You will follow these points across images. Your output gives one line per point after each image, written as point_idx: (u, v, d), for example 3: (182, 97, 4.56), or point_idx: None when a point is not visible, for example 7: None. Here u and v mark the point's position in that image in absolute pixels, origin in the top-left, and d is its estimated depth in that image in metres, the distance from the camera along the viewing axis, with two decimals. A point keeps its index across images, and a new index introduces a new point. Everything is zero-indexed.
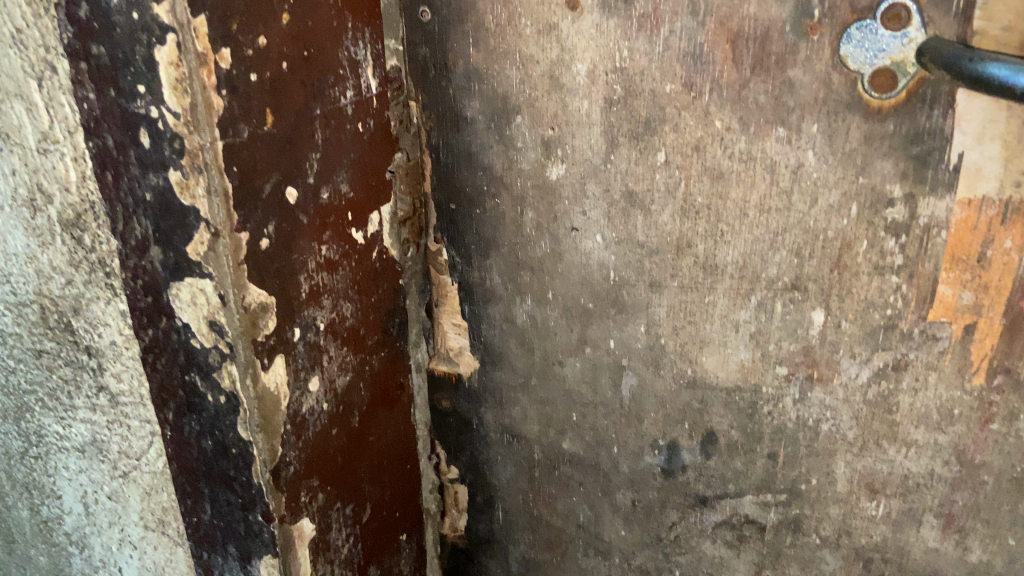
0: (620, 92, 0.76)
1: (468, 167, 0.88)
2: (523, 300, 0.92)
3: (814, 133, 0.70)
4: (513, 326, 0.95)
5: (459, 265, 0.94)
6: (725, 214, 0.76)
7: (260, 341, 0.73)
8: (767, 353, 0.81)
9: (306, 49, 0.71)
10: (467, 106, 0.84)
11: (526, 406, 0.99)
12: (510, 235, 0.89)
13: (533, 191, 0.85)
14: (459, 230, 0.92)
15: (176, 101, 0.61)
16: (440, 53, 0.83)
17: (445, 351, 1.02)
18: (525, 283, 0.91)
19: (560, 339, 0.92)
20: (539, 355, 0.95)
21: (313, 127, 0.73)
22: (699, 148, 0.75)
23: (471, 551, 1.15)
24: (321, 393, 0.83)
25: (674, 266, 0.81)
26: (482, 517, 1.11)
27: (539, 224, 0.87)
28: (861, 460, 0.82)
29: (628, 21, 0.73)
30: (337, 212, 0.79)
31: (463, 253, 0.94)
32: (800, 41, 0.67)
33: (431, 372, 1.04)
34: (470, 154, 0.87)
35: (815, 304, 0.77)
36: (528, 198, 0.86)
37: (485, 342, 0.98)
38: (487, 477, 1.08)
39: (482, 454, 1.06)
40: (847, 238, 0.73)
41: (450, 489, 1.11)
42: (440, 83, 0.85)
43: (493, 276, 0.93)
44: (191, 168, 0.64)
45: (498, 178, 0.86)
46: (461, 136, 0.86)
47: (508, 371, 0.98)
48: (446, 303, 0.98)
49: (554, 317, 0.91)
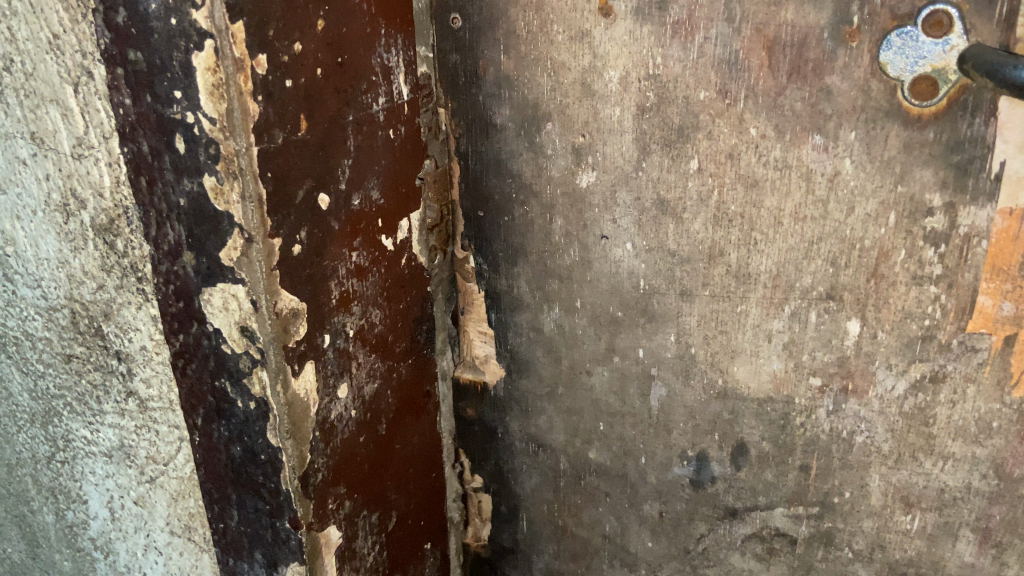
0: (653, 100, 0.75)
1: (497, 175, 0.87)
2: (551, 308, 0.92)
3: (852, 141, 0.69)
4: (540, 335, 0.94)
5: (486, 273, 0.94)
6: (759, 222, 0.75)
7: (291, 347, 0.72)
8: (800, 363, 0.80)
9: (340, 55, 0.71)
10: (497, 113, 0.84)
11: (552, 415, 0.99)
12: (539, 243, 0.89)
13: (562, 199, 0.85)
14: (487, 238, 0.92)
15: (212, 106, 0.62)
16: (471, 60, 0.83)
17: (471, 359, 1.01)
18: (553, 291, 0.91)
19: (588, 348, 0.92)
20: (566, 363, 0.94)
21: (345, 134, 0.73)
22: (733, 156, 0.74)
23: (495, 561, 1.14)
24: (350, 400, 0.82)
25: (706, 275, 0.80)
26: (505, 527, 1.10)
27: (568, 232, 0.86)
28: (895, 473, 0.80)
29: (662, 28, 0.72)
30: (368, 219, 0.79)
31: (490, 261, 0.93)
32: (839, 48, 0.67)
33: (456, 381, 1.03)
34: (500, 162, 0.86)
35: (850, 314, 0.75)
36: (557, 206, 0.85)
37: (512, 350, 0.97)
38: (511, 486, 1.07)
39: (506, 463, 1.06)
40: (884, 247, 0.72)
41: (473, 498, 1.11)
42: (470, 90, 0.84)
43: (521, 284, 0.92)
44: (226, 174, 0.64)
45: (528, 186, 0.86)
46: (490, 143, 0.86)
47: (534, 379, 0.98)
48: (473, 311, 0.98)
49: (582, 326, 0.91)
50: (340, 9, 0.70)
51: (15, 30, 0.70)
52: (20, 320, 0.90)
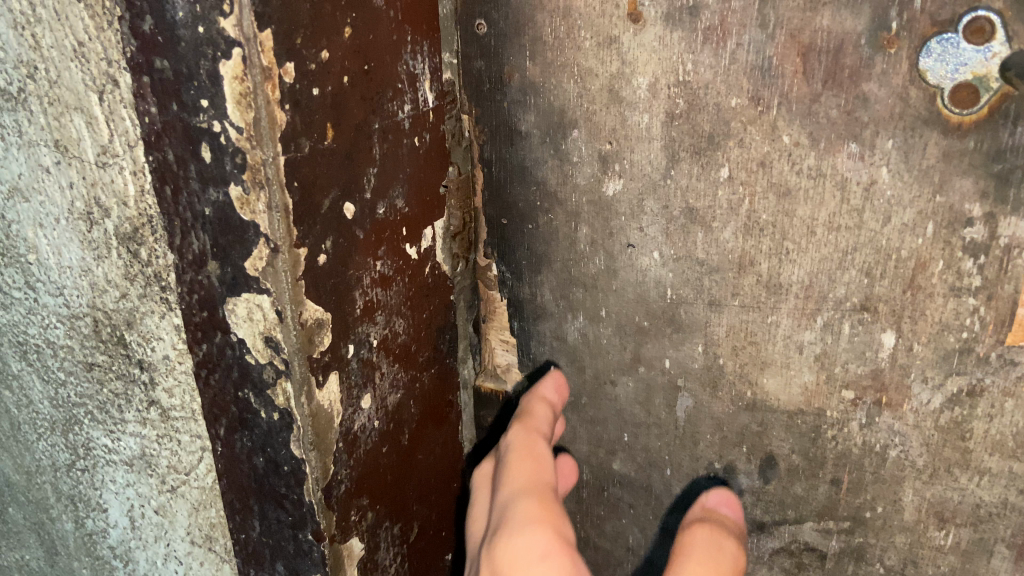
0: (683, 107, 0.74)
1: (522, 182, 0.86)
2: (575, 317, 0.91)
3: (889, 149, 0.68)
4: (564, 344, 0.93)
5: (509, 281, 0.93)
6: (791, 231, 0.74)
7: (316, 358, 0.71)
8: (833, 375, 0.78)
9: (366, 63, 0.69)
10: (522, 120, 0.83)
11: (575, 425, 0.98)
12: (564, 251, 0.87)
13: (588, 207, 0.84)
14: (510, 246, 0.91)
15: (239, 115, 0.61)
16: (496, 67, 0.82)
17: (492, 367, 1.01)
18: (577, 299, 0.89)
19: (612, 359, 0.91)
20: (590, 373, 0.93)
21: (371, 142, 0.72)
22: (765, 164, 0.73)
23: None
24: (373, 411, 0.81)
25: (736, 285, 0.79)
26: None
27: (593, 241, 0.85)
28: (930, 488, 0.79)
29: (693, 34, 0.71)
30: (392, 228, 0.78)
31: (513, 269, 0.92)
32: (876, 55, 0.65)
33: (477, 389, 1.02)
34: (524, 169, 0.85)
35: (885, 326, 0.74)
36: (583, 214, 0.84)
37: (534, 359, 0.96)
38: None
39: None
40: (921, 257, 0.70)
41: None
42: (495, 96, 0.83)
43: (545, 292, 0.91)
44: (253, 183, 0.63)
45: (553, 194, 0.85)
46: (515, 150, 0.85)
47: None
48: (495, 318, 0.97)
49: (607, 335, 0.89)
50: (367, 16, 0.69)
51: (40, 38, 0.69)
52: (42, 327, 0.89)
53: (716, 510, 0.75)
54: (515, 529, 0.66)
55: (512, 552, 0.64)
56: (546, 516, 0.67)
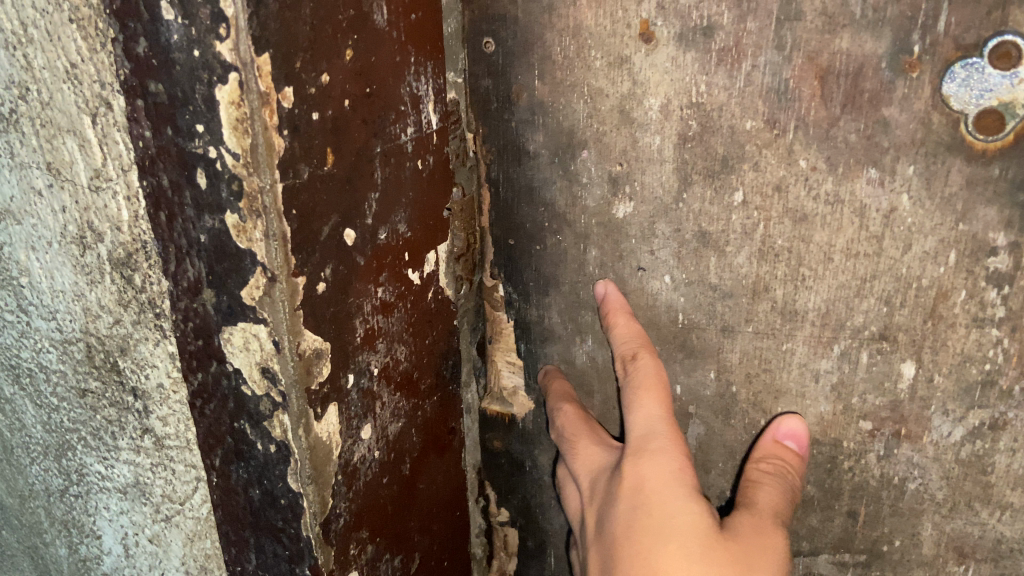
0: (696, 129, 0.72)
1: (529, 202, 0.84)
2: (583, 340, 0.89)
3: (910, 175, 0.65)
4: (572, 367, 0.91)
5: (515, 302, 0.90)
6: (807, 258, 0.71)
7: (314, 390, 0.68)
8: (850, 406, 0.76)
9: (368, 85, 0.68)
10: (530, 139, 0.80)
11: None
12: (572, 273, 0.85)
13: (596, 229, 0.81)
14: (518, 267, 0.88)
15: (235, 142, 0.58)
16: (503, 85, 0.79)
17: (497, 391, 0.99)
18: (586, 322, 0.87)
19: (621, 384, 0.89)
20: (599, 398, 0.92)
21: (373, 166, 0.70)
22: (781, 189, 0.70)
23: None
24: (373, 441, 0.79)
25: (750, 311, 0.76)
26: (532, 561, 1.08)
27: (603, 263, 0.83)
28: (950, 522, 0.76)
29: (706, 55, 0.69)
30: (394, 253, 0.75)
31: (520, 291, 0.89)
32: (897, 78, 0.63)
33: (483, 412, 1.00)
34: (532, 189, 0.83)
35: (904, 356, 0.72)
36: (592, 236, 0.82)
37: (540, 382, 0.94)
38: (539, 521, 1.04)
39: (535, 497, 1.03)
40: (943, 287, 0.68)
41: (499, 532, 1.08)
42: (502, 116, 0.81)
43: (552, 315, 0.89)
44: (249, 211, 0.61)
45: (560, 215, 0.83)
46: (522, 170, 0.82)
47: None
48: (501, 340, 0.94)
49: None
50: (369, 37, 0.67)
51: (31, 58, 0.67)
52: (34, 352, 0.87)
53: (782, 442, 0.78)
54: (652, 452, 0.74)
55: (655, 467, 0.73)
56: (678, 437, 0.75)
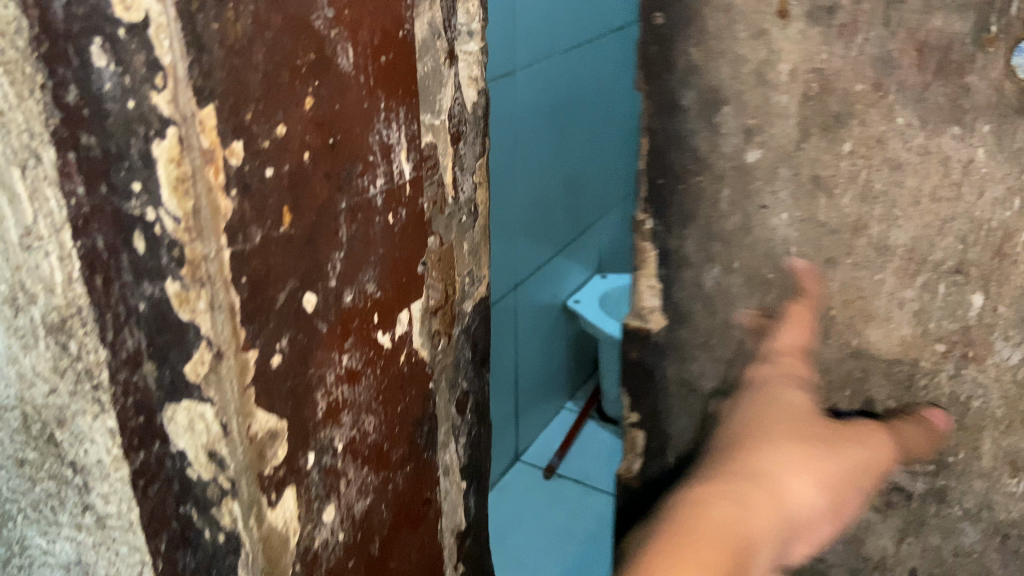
0: (817, 88, 0.73)
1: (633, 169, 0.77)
2: (701, 279, 0.85)
3: (989, 132, 0.69)
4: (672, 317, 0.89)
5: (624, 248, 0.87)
6: (901, 199, 0.75)
7: (266, 475, 0.63)
8: (928, 330, 0.78)
9: (331, 135, 0.61)
10: None
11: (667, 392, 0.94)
12: (702, 209, 0.83)
13: (731, 172, 0.80)
14: None
15: (176, 203, 0.52)
16: None
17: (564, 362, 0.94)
18: (717, 254, 0.84)
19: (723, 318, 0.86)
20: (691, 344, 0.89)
21: (336, 224, 0.63)
22: (883, 141, 0.73)
23: None
24: (338, 521, 0.72)
25: (851, 244, 0.78)
26: None
27: (734, 200, 0.81)
28: (1009, 437, 0.80)
29: (832, 30, 0.71)
30: (361, 316, 0.68)
31: None
32: (981, 51, 0.67)
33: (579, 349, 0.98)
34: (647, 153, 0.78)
35: (976, 287, 0.75)
36: (728, 177, 0.80)
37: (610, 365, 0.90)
38: None
39: None
40: (1010, 228, 0.72)
41: None
42: None
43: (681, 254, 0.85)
44: (192, 280, 0.54)
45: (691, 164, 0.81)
46: (673, 120, 0.80)
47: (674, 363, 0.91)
48: None
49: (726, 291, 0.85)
50: (331, 84, 0.60)
51: None
52: None
53: None
54: None
55: None
56: None
